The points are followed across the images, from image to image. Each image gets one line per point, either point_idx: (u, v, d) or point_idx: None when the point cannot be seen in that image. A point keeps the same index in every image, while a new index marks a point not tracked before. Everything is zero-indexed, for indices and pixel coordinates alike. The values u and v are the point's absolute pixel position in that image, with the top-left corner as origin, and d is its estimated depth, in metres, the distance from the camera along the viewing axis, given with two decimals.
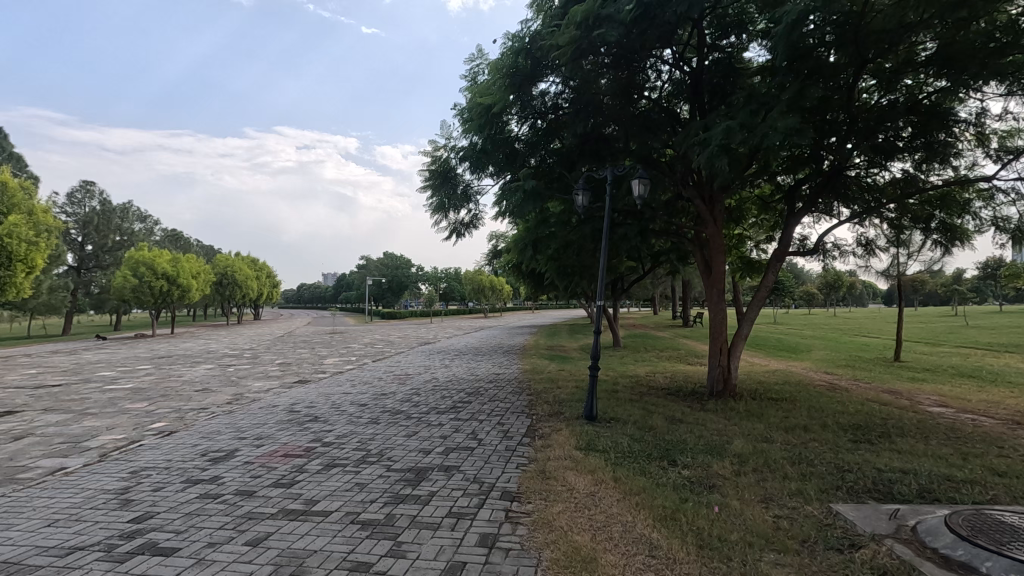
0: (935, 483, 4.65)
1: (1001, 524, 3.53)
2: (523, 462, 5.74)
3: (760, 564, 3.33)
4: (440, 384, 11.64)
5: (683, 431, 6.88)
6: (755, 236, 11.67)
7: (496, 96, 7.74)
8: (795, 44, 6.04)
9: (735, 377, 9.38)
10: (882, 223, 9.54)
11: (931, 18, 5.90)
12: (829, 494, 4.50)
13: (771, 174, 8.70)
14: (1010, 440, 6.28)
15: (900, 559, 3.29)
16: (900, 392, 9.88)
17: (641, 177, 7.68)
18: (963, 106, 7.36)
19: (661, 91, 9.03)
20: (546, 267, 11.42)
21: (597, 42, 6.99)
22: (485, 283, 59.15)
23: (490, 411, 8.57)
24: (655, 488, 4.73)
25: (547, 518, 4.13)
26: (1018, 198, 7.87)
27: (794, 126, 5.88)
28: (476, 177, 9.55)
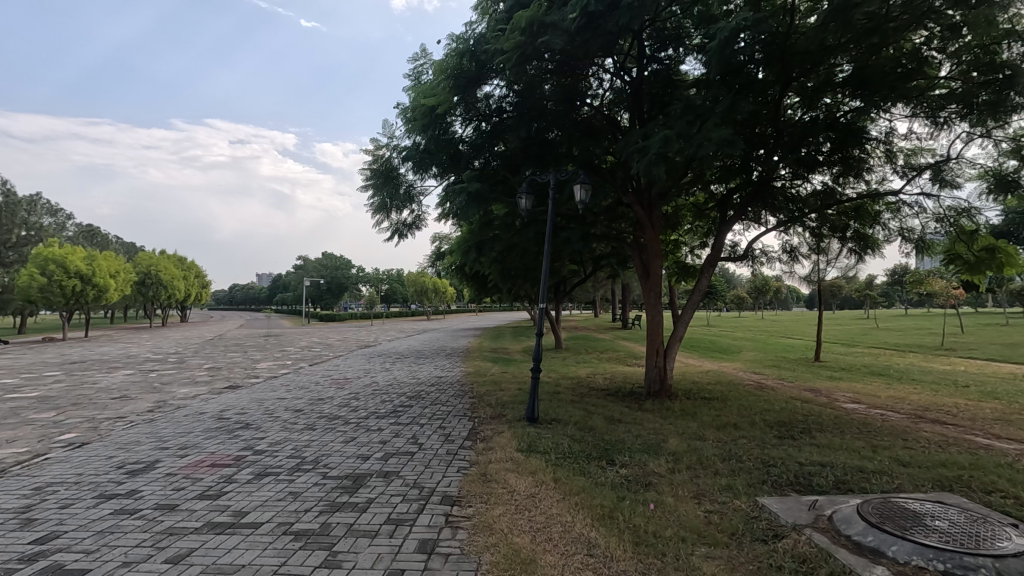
0: (849, 475, 5.00)
1: (906, 511, 3.83)
2: (464, 465, 5.71)
3: (692, 559, 3.45)
4: (380, 388, 11.39)
5: (621, 431, 7.05)
6: (690, 241, 12.15)
7: (440, 97, 7.67)
8: (727, 60, 6.32)
9: (671, 377, 9.68)
10: (804, 232, 10.18)
11: (848, 43, 6.34)
12: (755, 488, 4.74)
13: (705, 183, 9.08)
14: (912, 432, 6.88)
15: (817, 546, 3.50)
16: (819, 390, 10.56)
17: (583, 183, 7.83)
18: (875, 125, 7.97)
19: (602, 99, 9.28)
20: (489, 269, 11.42)
21: (541, 49, 7.06)
22: (429, 284, 58.64)
23: (432, 415, 8.48)
24: (593, 488, 4.81)
25: (488, 521, 4.11)
26: (921, 211, 8.61)
27: (726, 137, 6.17)
28: (419, 177, 9.44)
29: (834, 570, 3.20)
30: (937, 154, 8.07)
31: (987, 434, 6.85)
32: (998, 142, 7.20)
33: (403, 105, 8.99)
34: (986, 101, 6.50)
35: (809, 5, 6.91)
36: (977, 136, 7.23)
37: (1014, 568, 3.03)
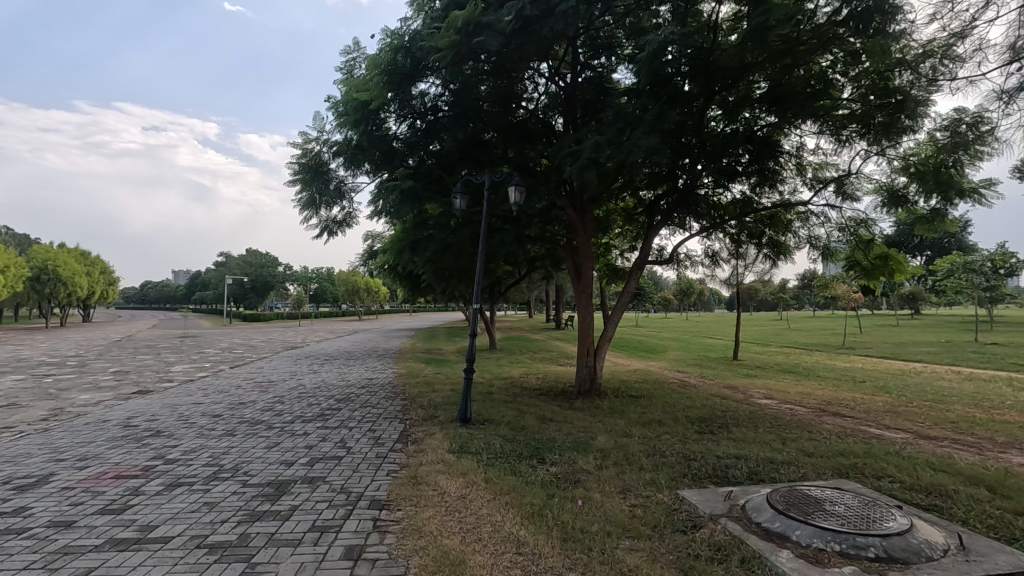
0: (761, 466, 5.35)
1: (808, 497, 4.15)
2: (394, 468, 5.61)
3: (617, 552, 3.57)
4: (307, 391, 10.98)
5: (552, 429, 7.19)
6: (621, 245, 12.56)
7: (373, 92, 7.50)
8: (656, 71, 6.58)
9: (601, 377, 9.93)
10: (725, 238, 10.78)
11: (764, 62, 6.79)
12: (677, 482, 4.97)
13: (634, 189, 9.41)
14: (816, 425, 7.46)
15: (731, 534, 3.73)
16: (737, 387, 11.24)
17: (517, 184, 7.90)
18: (787, 140, 8.57)
19: (537, 102, 9.37)
20: (423, 269, 11.28)
21: (477, 50, 7.08)
22: (361, 284, 57.12)
23: (361, 418, 8.27)
24: (523, 487, 4.87)
25: (417, 524, 4.06)
26: (826, 221, 9.35)
27: (653, 145, 6.43)
28: (351, 174, 9.18)
29: (745, 556, 3.42)
30: (840, 168, 8.79)
31: (879, 424, 7.56)
32: (892, 160, 7.94)
33: (334, 98, 8.72)
34: (881, 122, 7.17)
35: (730, 24, 7.34)
36: (873, 154, 7.94)
37: (898, 545, 3.34)
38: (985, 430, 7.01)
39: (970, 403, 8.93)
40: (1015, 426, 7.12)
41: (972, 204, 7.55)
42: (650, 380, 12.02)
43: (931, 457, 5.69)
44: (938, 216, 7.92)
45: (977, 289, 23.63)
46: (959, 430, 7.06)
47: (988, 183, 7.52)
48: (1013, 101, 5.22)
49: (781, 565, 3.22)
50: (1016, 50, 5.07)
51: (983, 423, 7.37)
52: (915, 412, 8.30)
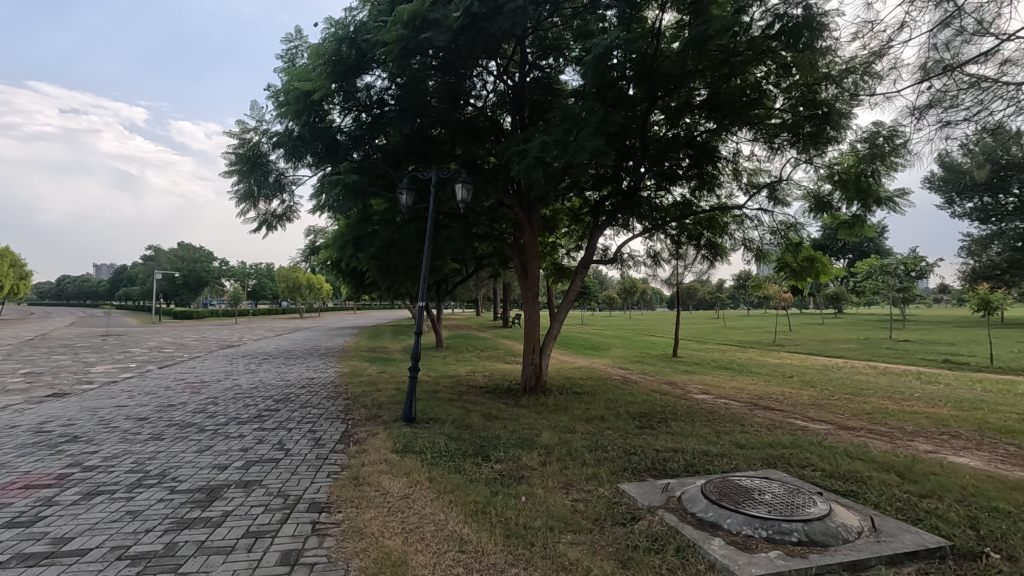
0: (697, 458, 5.59)
1: (739, 487, 4.36)
2: (334, 470, 5.47)
3: (559, 546, 3.62)
4: (243, 392, 10.52)
5: (497, 427, 7.22)
6: (567, 244, 12.75)
7: (316, 82, 7.26)
8: (602, 74, 6.71)
9: (546, 374, 10.05)
10: (666, 239, 11.14)
11: (704, 70, 7.06)
12: (618, 475, 5.11)
13: (580, 189, 9.56)
14: (748, 418, 7.85)
15: (667, 525, 3.86)
16: (676, 382, 11.66)
17: (465, 182, 7.87)
18: (725, 146, 8.94)
19: (485, 100, 9.35)
20: (367, 265, 11.04)
21: (424, 45, 7.00)
22: (302, 282, 55.18)
23: (301, 418, 8.02)
24: (468, 485, 4.87)
25: (358, 526, 3.98)
26: (759, 224, 9.84)
27: (598, 146, 6.56)
28: (291, 166, 8.86)
29: (681, 545, 3.56)
30: (772, 174, 9.27)
31: (804, 416, 8.04)
32: (818, 169, 8.45)
33: (274, 87, 8.39)
34: (809, 132, 7.65)
35: (672, 32, 7.58)
36: (802, 162, 8.42)
37: (818, 530, 3.57)
38: (896, 420, 7.59)
39: (884, 396, 9.64)
40: (922, 416, 7.75)
41: (888, 211, 8.15)
42: (594, 377, 12.29)
43: (849, 446, 6.11)
44: (858, 222, 8.49)
45: (892, 290, 25.53)
46: (874, 421, 7.61)
47: (901, 192, 8.13)
48: (923, 117, 5.67)
49: (714, 553, 3.37)
50: (927, 70, 5.50)
51: (895, 414, 7.98)
52: (836, 404, 8.88)
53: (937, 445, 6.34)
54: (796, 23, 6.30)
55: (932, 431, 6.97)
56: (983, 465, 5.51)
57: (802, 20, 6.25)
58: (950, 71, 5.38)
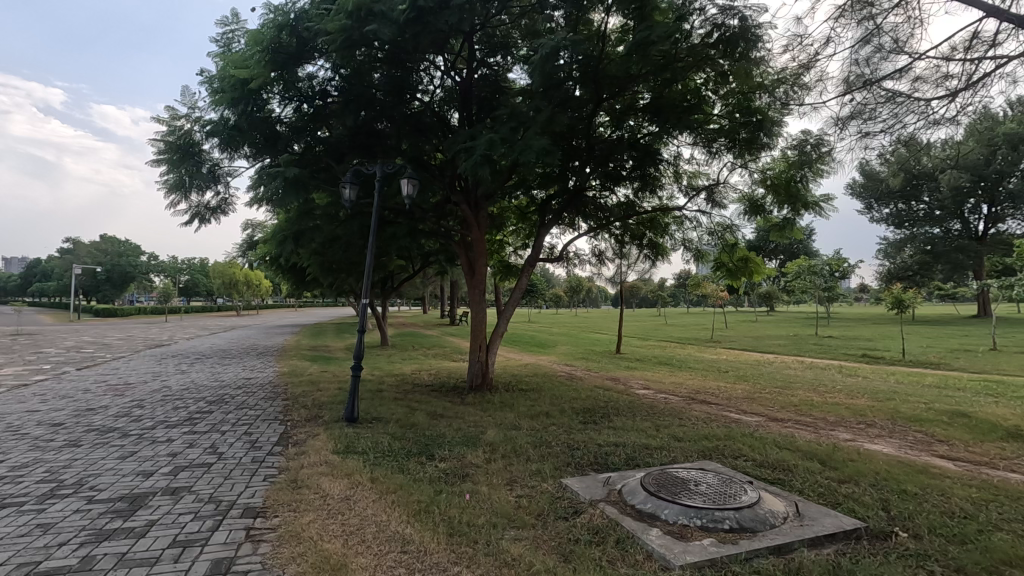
0: (637, 452, 5.75)
1: (676, 479, 4.53)
2: (271, 473, 5.27)
3: (501, 542, 3.64)
4: (172, 394, 9.95)
5: (442, 425, 7.17)
6: (514, 242, 12.81)
7: (254, 70, 6.95)
8: (548, 74, 6.76)
9: (492, 371, 10.06)
10: (610, 238, 11.38)
11: (647, 74, 7.25)
12: (561, 470, 5.19)
13: (526, 188, 9.62)
14: (686, 412, 8.14)
15: (608, 518, 3.96)
16: (619, 378, 11.96)
17: (410, 177, 7.75)
18: (666, 149, 9.23)
19: (433, 95, 9.23)
20: (308, 261, 10.68)
21: (369, 37, 6.83)
22: (240, 278, 52.76)
23: (236, 420, 7.67)
24: (411, 484, 4.80)
25: (295, 530, 3.85)
26: (697, 226, 10.23)
27: (544, 145, 6.62)
28: (227, 156, 8.45)
29: (620, 537, 3.65)
30: (710, 178, 9.64)
31: (737, 409, 8.44)
32: (752, 173, 8.85)
33: (208, 73, 7.96)
34: (744, 138, 8.04)
35: (618, 35, 7.73)
36: (737, 166, 8.80)
37: (748, 517, 3.75)
38: (820, 411, 8.09)
39: (809, 389, 10.25)
40: (842, 407, 8.29)
41: (814, 215, 8.66)
42: (540, 374, 12.42)
43: (778, 437, 6.45)
44: (788, 225, 8.98)
45: (818, 289, 27.20)
46: (800, 412, 8.09)
47: (827, 198, 8.65)
48: (846, 127, 6.06)
49: (651, 543, 3.48)
50: (849, 83, 5.88)
51: (819, 405, 8.50)
52: (766, 397, 9.38)
53: (855, 434, 6.80)
54: (733, 33, 6.60)
55: (851, 421, 7.47)
56: (895, 451, 5.97)
57: (738, 31, 6.55)
58: (870, 85, 5.78)
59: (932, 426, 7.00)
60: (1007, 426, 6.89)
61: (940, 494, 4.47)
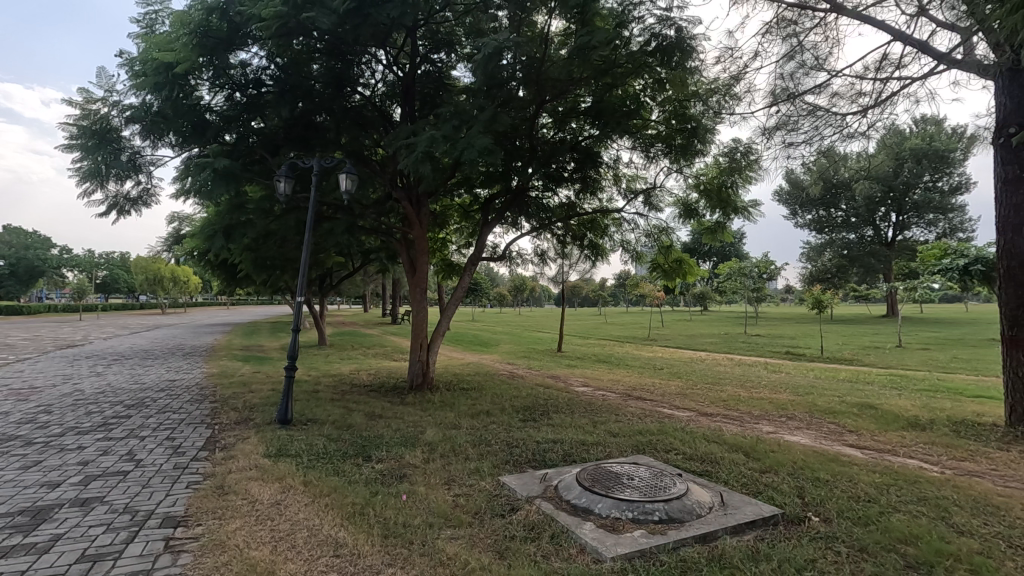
0: (574, 448, 5.88)
1: (611, 473, 4.65)
2: (194, 480, 5.00)
3: (438, 542, 3.62)
4: (84, 397, 9.24)
5: (380, 425, 7.05)
6: (457, 240, 12.75)
7: (180, 54, 6.57)
8: (492, 73, 6.77)
9: (433, 371, 9.97)
10: (552, 238, 11.53)
11: (588, 77, 7.39)
12: (499, 468, 5.22)
13: (469, 186, 9.60)
14: (622, 408, 8.39)
15: (543, 513, 4.02)
16: (559, 376, 12.14)
17: (349, 173, 7.54)
18: (607, 152, 9.45)
19: (374, 90, 9.05)
20: (239, 257, 10.20)
21: (307, 26, 6.62)
22: (165, 273, 49.54)
23: (157, 425, 7.23)
24: (346, 487, 4.69)
25: (220, 538, 3.68)
26: (635, 228, 10.55)
27: (486, 144, 6.61)
28: (149, 144, 7.94)
29: (555, 532, 3.72)
30: (648, 181, 9.97)
31: (671, 405, 8.77)
32: (687, 178, 9.19)
33: (129, 55, 7.44)
34: (680, 144, 8.36)
35: (560, 39, 7.83)
36: (673, 171, 9.14)
37: (676, 508, 3.90)
38: (746, 405, 8.54)
39: (737, 385, 10.79)
40: (766, 401, 8.79)
41: (743, 219, 9.12)
42: (481, 373, 12.43)
43: (707, 431, 6.74)
44: (719, 228, 9.43)
45: (746, 290, 28.67)
46: (728, 407, 8.51)
47: (754, 203, 9.13)
48: (772, 137, 6.45)
49: (584, 537, 3.57)
50: (776, 95, 6.26)
51: (745, 400, 8.97)
52: (697, 393, 9.78)
53: (777, 426, 7.23)
54: (669, 43, 6.83)
55: (773, 414, 7.94)
56: (811, 442, 6.40)
57: (674, 41, 6.80)
58: (793, 98, 6.18)
59: (844, 417, 7.54)
60: (908, 416, 7.53)
61: (848, 480, 4.83)
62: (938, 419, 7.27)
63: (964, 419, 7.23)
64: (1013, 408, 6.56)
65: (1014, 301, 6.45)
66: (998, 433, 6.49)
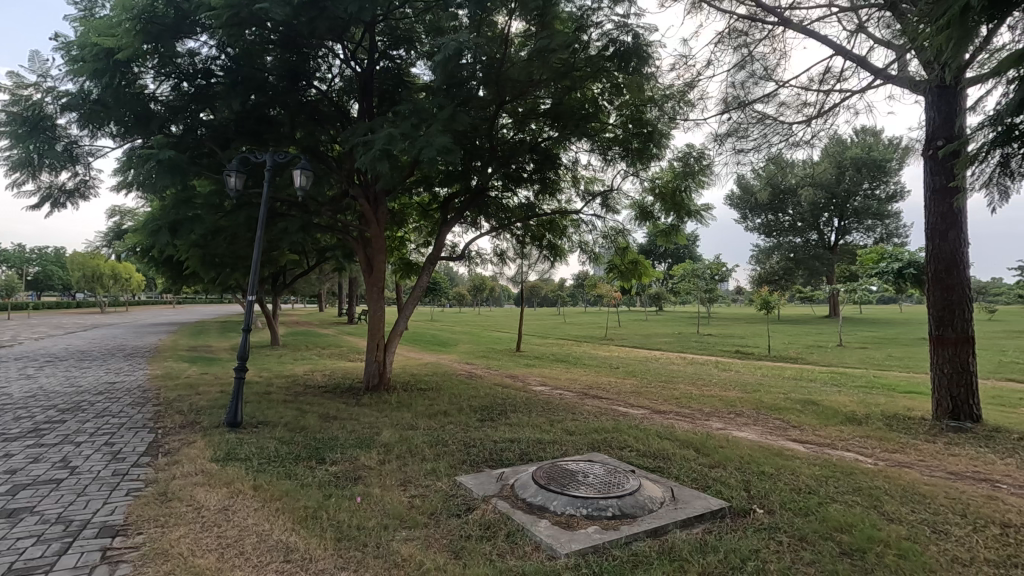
0: (531, 446, 5.93)
1: (566, 471, 4.71)
2: (135, 486, 4.78)
3: (392, 544, 3.58)
4: (12, 402, 8.66)
5: (335, 427, 6.91)
6: (415, 239, 12.63)
7: (123, 40, 6.27)
8: (451, 72, 6.74)
9: (390, 371, 9.85)
10: (512, 238, 11.58)
11: (548, 80, 7.45)
12: (455, 468, 5.21)
13: (428, 184, 9.52)
14: (579, 406, 8.51)
15: (500, 512, 4.04)
16: (517, 376, 12.21)
17: (304, 169, 7.36)
18: (566, 154, 9.55)
19: (331, 84, 8.87)
20: (186, 253, 9.79)
21: (260, 17, 6.43)
22: (104, 270, 46.99)
23: (94, 430, 6.85)
24: (298, 490, 4.58)
25: (162, 547, 3.53)
26: (593, 229, 10.71)
27: (445, 143, 6.57)
28: (87, 133, 7.53)
29: (511, 530, 3.75)
30: (605, 183, 10.14)
31: (626, 403, 8.96)
32: (643, 181, 9.39)
33: (65, 39, 7.04)
34: (636, 148, 8.53)
35: (520, 40, 7.86)
36: (629, 174, 9.33)
37: (628, 504, 3.99)
38: (697, 403, 8.81)
39: (689, 383, 11.13)
40: (716, 399, 9.10)
41: (696, 222, 9.40)
42: (440, 373, 12.35)
43: (660, 428, 6.93)
44: (674, 231, 9.69)
45: (699, 291, 29.52)
46: (681, 404, 8.75)
47: (706, 207, 9.43)
48: (724, 144, 6.68)
49: (540, 534, 3.61)
50: (727, 103, 6.49)
51: (697, 398, 9.26)
52: (652, 391, 10.03)
53: (726, 423, 7.49)
54: (626, 49, 6.97)
55: (723, 411, 8.22)
56: (757, 437, 6.67)
57: (632, 47, 6.93)
58: (744, 106, 6.43)
59: (788, 413, 7.89)
60: (846, 411, 7.94)
61: (791, 472, 5.07)
62: (873, 414, 7.70)
63: (896, 413, 7.70)
64: (939, 403, 7.02)
65: (941, 303, 6.91)
66: (925, 426, 6.94)
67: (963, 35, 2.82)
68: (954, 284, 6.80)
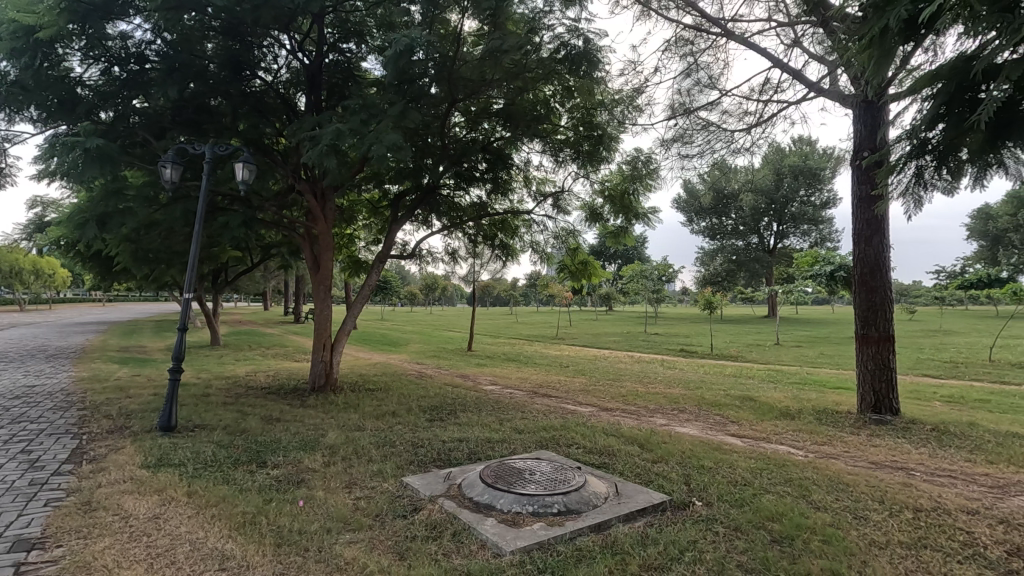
0: (479, 445, 5.93)
1: (513, 469, 4.74)
2: (55, 496, 4.47)
3: (335, 547, 3.51)
4: None
5: (278, 429, 6.69)
6: (364, 237, 12.37)
7: (45, 18, 5.86)
8: (403, 68, 6.63)
9: (336, 371, 9.61)
10: (463, 238, 11.53)
11: (501, 79, 7.47)
12: (402, 469, 5.15)
13: (378, 181, 9.35)
14: (529, 405, 8.56)
15: (446, 512, 4.03)
16: (467, 375, 12.17)
17: (246, 162, 7.07)
18: (517, 155, 9.60)
19: (276, 75, 8.58)
20: (115, 248, 9.24)
21: (199, 1, 6.15)
22: (23, 265, 43.60)
23: (10, 436, 6.36)
24: (236, 495, 4.41)
25: (85, 560, 3.32)
26: (544, 228, 10.81)
27: (396, 140, 6.47)
28: (3, 117, 6.99)
29: (456, 530, 3.74)
30: (556, 184, 10.26)
31: (575, 401, 9.09)
32: (593, 183, 9.55)
33: None
34: (587, 151, 8.69)
35: (472, 39, 7.83)
36: (580, 176, 9.47)
37: (574, 500, 4.06)
38: (642, 400, 9.05)
39: (636, 381, 11.42)
40: (661, 396, 9.36)
41: (643, 224, 9.64)
42: (389, 373, 12.17)
43: (606, 426, 7.06)
44: (622, 232, 9.92)
45: (647, 292, 30.25)
46: (628, 402, 8.96)
47: (653, 210, 9.70)
48: (670, 148, 6.88)
49: (485, 533, 3.62)
50: (674, 109, 6.70)
51: (642, 395, 9.49)
52: (600, 389, 10.22)
53: (669, 419, 7.72)
54: (577, 52, 7.08)
55: (667, 408, 8.47)
56: (698, 432, 6.92)
57: (583, 51, 7.05)
58: (689, 113, 6.65)
59: (728, 409, 8.22)
60: (780, 407, 8.35)
61: (728, 466, 5.28)
62: (805, 409, 8.13)
63: (825, 408, 8.15)
64: (863, 397, 7.49)
65: (866, 304, 7.37)
66: (851, 419, 7.39)
67: (883, 54, 3.02)
68: (878, 286, 7.27)
